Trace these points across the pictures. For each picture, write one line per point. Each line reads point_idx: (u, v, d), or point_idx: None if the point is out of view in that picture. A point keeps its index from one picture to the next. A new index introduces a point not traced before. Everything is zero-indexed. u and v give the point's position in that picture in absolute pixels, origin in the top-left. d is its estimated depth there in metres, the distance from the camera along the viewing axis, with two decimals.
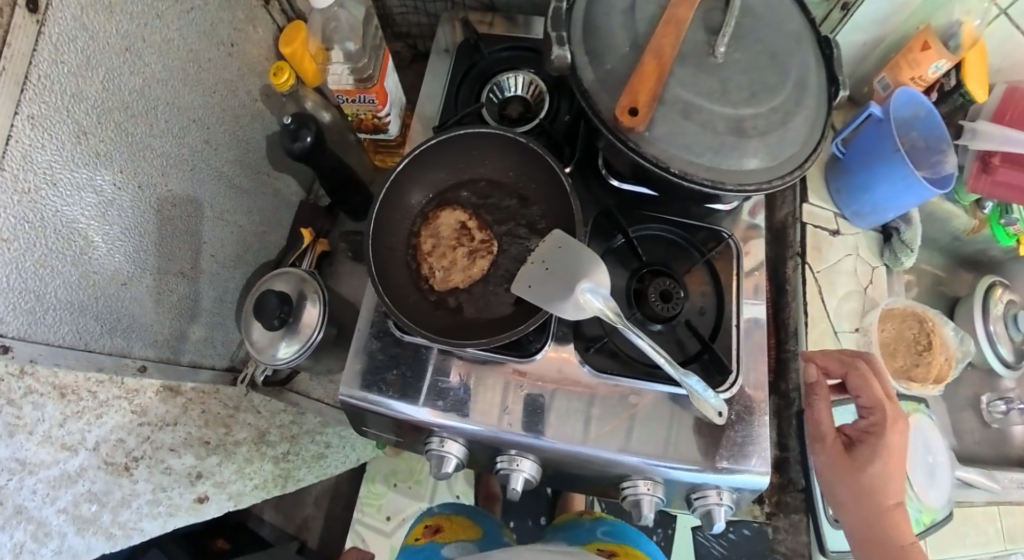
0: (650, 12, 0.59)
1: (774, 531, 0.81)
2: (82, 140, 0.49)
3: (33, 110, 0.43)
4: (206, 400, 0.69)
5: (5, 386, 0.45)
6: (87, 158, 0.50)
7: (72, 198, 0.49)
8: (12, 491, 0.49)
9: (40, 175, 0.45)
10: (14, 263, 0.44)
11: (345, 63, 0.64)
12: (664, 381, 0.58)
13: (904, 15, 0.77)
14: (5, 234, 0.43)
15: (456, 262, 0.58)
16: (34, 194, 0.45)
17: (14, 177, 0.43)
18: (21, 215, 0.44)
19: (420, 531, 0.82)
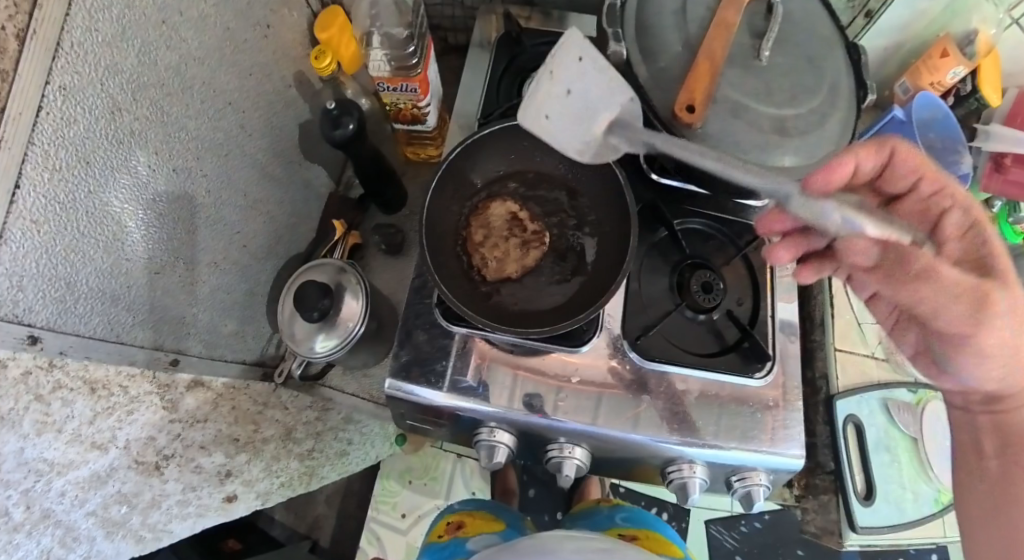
0: (701, 14, 0.60)
1: (803, 513, 0.77)
2: (116, 117, 0.46)
3: (65, 81, 0.40)
4: (237, 395, 0.67)
5: (34, 381, 0.42)
6: (120, 136, 0.47)
7: (105, 179, 0.46)
8: (41, 493, 0.47)
9: (72, 153, 0.42)
10: (43, 247, 0.41)
11: (385, 50, 0.62)
12: (710, 369, 0.59)
13: (924, 23, 0.81)
14: (35, 216, 0.39)
15: (509, 252, 0.57)
16: (66, 174, 0.42)
17: (45, 153, 0.39)
18: (52, 196, 0.41)
19: (443, 529, 0.78)
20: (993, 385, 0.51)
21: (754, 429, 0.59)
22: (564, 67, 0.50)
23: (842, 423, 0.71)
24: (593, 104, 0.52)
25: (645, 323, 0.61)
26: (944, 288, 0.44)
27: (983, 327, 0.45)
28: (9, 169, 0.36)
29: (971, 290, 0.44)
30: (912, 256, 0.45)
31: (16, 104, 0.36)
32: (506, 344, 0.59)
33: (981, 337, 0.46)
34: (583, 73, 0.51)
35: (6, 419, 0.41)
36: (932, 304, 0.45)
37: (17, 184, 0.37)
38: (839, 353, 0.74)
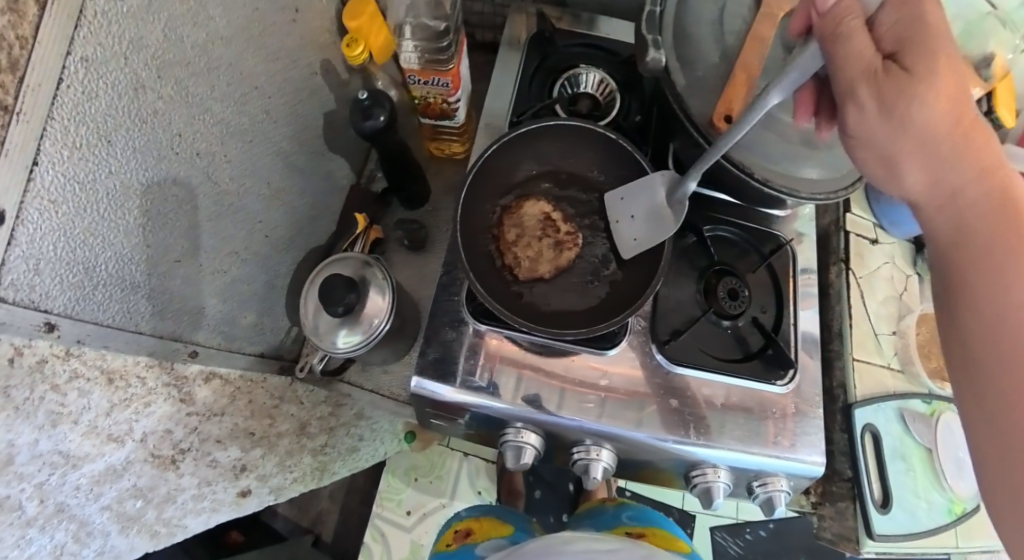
0: (737, 28, 0.58)
1: (819, 519, 0.78)
2: (139, 94, 0.44)
3: (86, 53, 0.38)
4: (254, 389, 0.66)
5: (48, 369, 0.40)
6: (142, 115, 0.45)
7: (128, 159, 0.44)
8: (54, 487, 0.45)
9: (93, 129, 0.40)
10: (61, 230, 0.39)
11: (416, 40, 0.61)
12: (736, 373, 0.60)
13: None
14: (53, 195, 0.38)
15: (543, 253, 0.58)
16: (87, 152, 0.40)
17: (64, 129, 0.37)
18: (71, 174, 0.39)
19: (450, 536, 0.76)
20: (935, 192, 0.42)
21: (777, 438, 0.59)
22: (620, 205, 0.56)
23: (860, 431, 0.72)
24: (653, 209, 0.54)
25: (675, 326, 0.61)
26: (857, 64, 0.39)
27: (894, 76, 0.39)
28: (26, 145, 0.34)
29: (867, 60, 0.39)
30: (840, 31, 0.39)
31: (33, 74, 0.34)
32: (535, 345, 0.59)
33: (907, 101, 0.39)
34: (636, 193, 0.55)
35: (18, 409, 0.38)
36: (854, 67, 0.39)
37: (34, 160, 0.35)
38: (856, 363, 0.75)
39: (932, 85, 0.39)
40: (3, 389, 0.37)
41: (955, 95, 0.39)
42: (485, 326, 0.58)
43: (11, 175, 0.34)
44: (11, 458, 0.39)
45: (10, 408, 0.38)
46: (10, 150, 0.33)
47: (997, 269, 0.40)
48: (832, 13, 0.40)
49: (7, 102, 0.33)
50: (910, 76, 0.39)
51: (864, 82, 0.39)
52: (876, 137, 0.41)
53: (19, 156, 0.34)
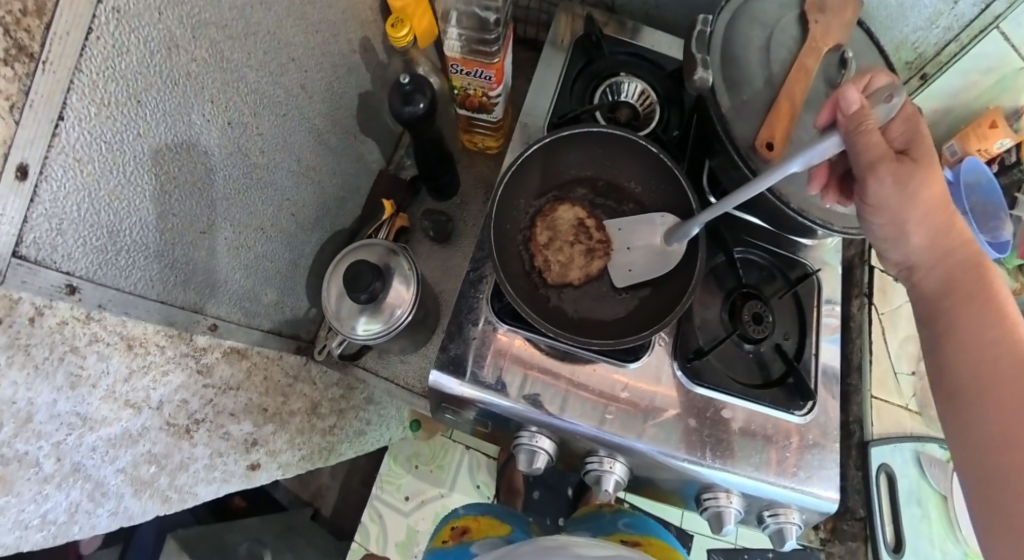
0: (781, 59, 0.59)
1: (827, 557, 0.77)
2: (174, 54, 0.43)
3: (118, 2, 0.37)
4: (270, 366, 0.68)
5: (69, 332, 0.41)
6: (175, 77, 0.44)
7: (157, 122, 0.44)
8: (71, 447, 0.45)
9: (123, 88, 0.39)
10: (86, 190, 0.39)
11: (461, 29, 0.59)
12: (755, 398, 0.60)
13: (973, 93, 0.76)
14: (80, 153, 0.37)
15: (574, 259, 0.58)
16: (116, 111, 0.39)
17: (92, 86, 0.37)
18: (98, 134, 0.38)
19: (447, 533, 0.76)
20: (935, 251, 0.47)
21: (790, 468, 0.59)
22: (621, 234, 0.58)
23: (875, 470, 0.73)
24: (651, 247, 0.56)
25: (699, 345, 0.61)
26: (876, 148, 0.44)
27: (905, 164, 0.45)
28: (52, 98, 0.34)
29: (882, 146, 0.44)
30: (861, 127, 0.43)
31: (61, 21, 0.33)
32: (556, 351, 0.59)
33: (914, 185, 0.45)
34: (638, 225, 0.57)
35: (37, 368, 0.39)
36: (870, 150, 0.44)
37: (61, 115, 0.35)
38: (874, 401, 0.76)
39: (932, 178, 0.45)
40: (24, 348, 0.37)
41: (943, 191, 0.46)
42: (508, 325, 0.59)
43: (35, 129, 0.33)
44: (30, 416, 0.40)
45: (30, 367, 0.38)
46: (36, 101, 0.33)
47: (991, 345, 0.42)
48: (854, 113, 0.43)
49: (34, 50, 0.32)
50: (922, 165, 0.45)
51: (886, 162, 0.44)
52: (887, 209, 0.46)
53: (44, 108, 0.34)
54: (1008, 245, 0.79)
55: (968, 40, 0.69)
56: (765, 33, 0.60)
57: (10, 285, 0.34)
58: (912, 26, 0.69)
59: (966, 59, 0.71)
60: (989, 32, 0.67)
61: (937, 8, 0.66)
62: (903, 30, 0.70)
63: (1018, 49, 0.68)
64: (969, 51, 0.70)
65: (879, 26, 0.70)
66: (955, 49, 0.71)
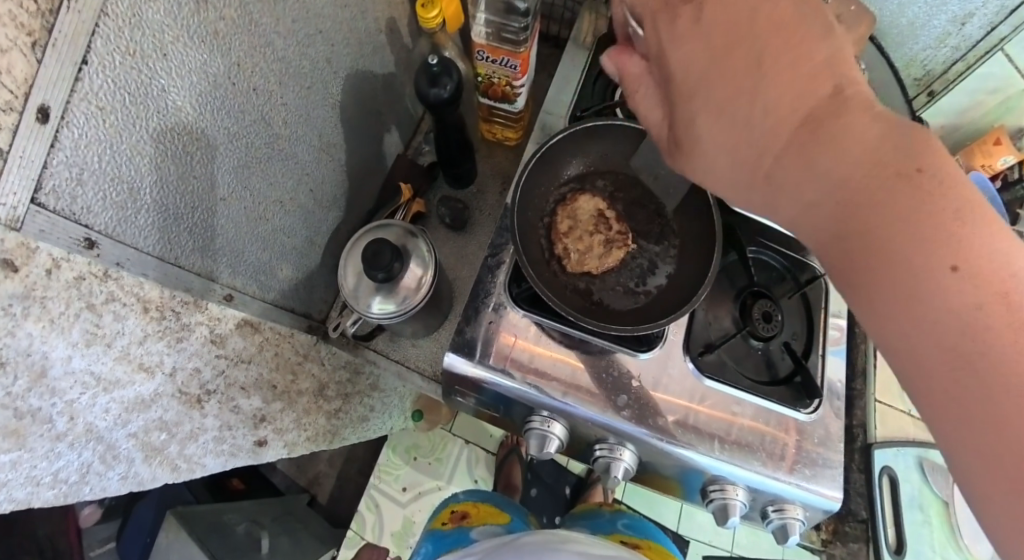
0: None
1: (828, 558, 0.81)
2: (202, 10, 0.44)
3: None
4: (281, 343, 0.66)
5: (86, 287, 0.41)
6: (203, 34, 0.45)
7: (180, 79, 0.44)
8: (85, 407, 0.46)
9: (148, 39, 0.40)
10: (108, 141, 0.39)
11: (489, 15, 0.59)
12: (764, 394, 0.60)
13: (979, 111, 0.78)
14: (103, 101, 0.38)
15: (592, 248, 0.58)
16: (140, 62, 0.40)
17: (117, 33, 0.37)
18: (121, 83, 0.39)
19: (447, 516, 0.75)
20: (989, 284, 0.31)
21: (795, 466, 0.59)
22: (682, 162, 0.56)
23: (878, 472, 0.75)
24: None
25: (708, 340, 0.62)
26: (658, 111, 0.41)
27: (781, 145, 0.36)
28: (76, 40, 0.34)
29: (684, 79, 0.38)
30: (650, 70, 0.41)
31: None
32: (572, 341, 0.60)
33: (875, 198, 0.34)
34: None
35: (53, 323, 0.40)
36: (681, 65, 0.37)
37: (85, 59, 0.36)
38: (878, 406, 0.77)
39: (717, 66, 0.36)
40: (40, 301, 0.38)
41: (803, 119, 0.35)
42: (523, 311, 0.59)
43: (57, 70, 0.34)
44: (45, 371, 0.41)
45: (46, 321, 0.39)
46: (60, 41, 0.34)
47: (994, 405, 0.30)
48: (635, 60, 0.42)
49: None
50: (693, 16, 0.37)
51: (723, 173, 0.39)
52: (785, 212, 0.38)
53: (68, 49, 0.34)
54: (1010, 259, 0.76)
55: (974, 60, 0.71)
56: None
57: (28, 231, 0.35)
58: (922, 44, 0.72)
59: (973, 79, 0.74)
60: (994, 54, 0.69)
61: (946, 26, 0.69)
62: (913, 48, 0.73)
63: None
64: (975, 70, 0.72)
65: (890, 43, 0.73)
66: (962, 67, 0.73)
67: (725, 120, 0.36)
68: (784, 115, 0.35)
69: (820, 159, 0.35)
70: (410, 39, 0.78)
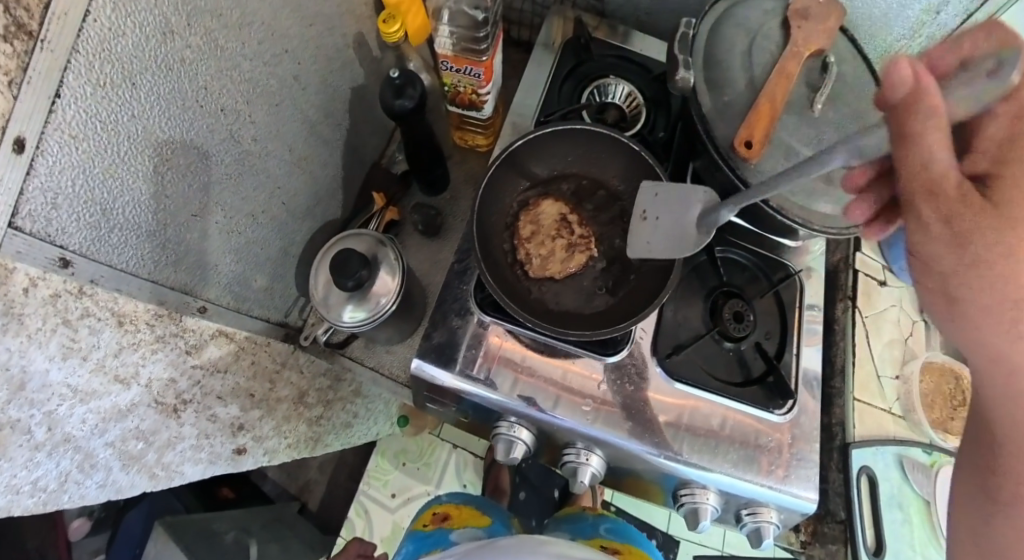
0: (764, 64, 0.60)
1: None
2: (169, 40, 0.45)
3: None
4: (257, 351, 0.68)
5: (61, 303, 0.42)
6: (171, 61, 0.46)
7: (150, 104, 0.45)
8: (63, 417, 0.47)
9: (118, 69, 0.41)
10: (81, 166, 0.40)
11: (453, 27, 0.61)
12: (734, 396, 0.60)
13: None
14: (76, 130, 0.39)
15: (554, 252, 0.59)
16: (112, 92, 0.41)
17: (90, 65, 0.38)
18: (93, 112, 0.40)
19: (428, 518, 0.75)
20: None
21: (765, 464, 0.60)
22: (655, 216, 0.54)
23: (856, 471, 0.74)
24: (683, 201, 0.52)
25: (678, 341, 0.62)
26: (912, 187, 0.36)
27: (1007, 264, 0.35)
28: (50, 75, 0.36)
29: (935, 175, 0.35)
30: (910, 131, 0.35)
31: (60, 2, 0.35)
32: (539, 345, 0.60)
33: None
34: (675, 201, 0.53)
35: (30, 337, 0.41)
36: (929, 172, 0.35)
37: (58, 92, 0.37)
38: (857, 403, 0.77)
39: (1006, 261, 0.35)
40: (17, 316, 0.39)
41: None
42: (489, 316, 0.60)
43: (33, 105, 0.35)
44: (24, 383, 0.42)
45: (23, 335, 0.41)
46: (34, 78, 0.35)
47: None
48: (907, 97, 0.35)
49: (33, 29, 0.34)
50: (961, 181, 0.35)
51: (939, 251, 0.37)
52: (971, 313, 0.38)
53: (42, 85, 0.35)
54: None
55: None
56: (748, 37, 0.62)
57: (5, 254, 0.36)
58: (898, 33, 0.72)
59: None
60: None
61: (922, 17, 0.69)
62: (889, 39, 0.73)
63: None
64: None
65: (867, 36, 0.73)
66: None
67: (1011, 279, 0.35)
68: (999, 226, 0.35)
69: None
70: (379, 51, 0.79)
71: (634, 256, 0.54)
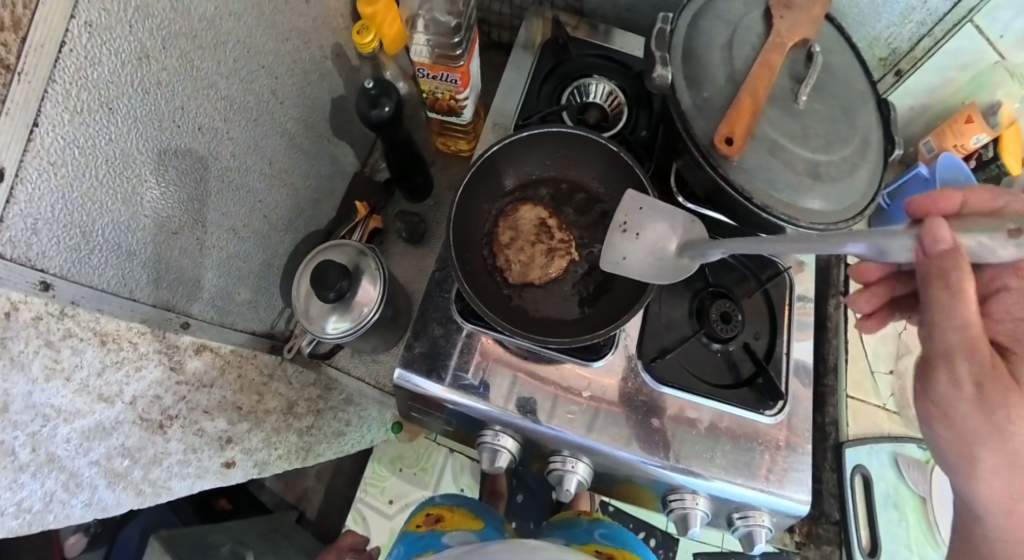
0: (746, 58, 0.60)
1: None
2: (145, 63, 0.45)
3: (90, 17, 0.39)
4: (244, 364, 0.69)
5: (44, 325, 0.42)
6: (147, 85, 0.46)
7: (128, 128, 0.45)
8: (47, 437, 0.47)
9: (95, 95, 0.41)
10: (60, 192, 0.40)
11: (430, 35, 0.61)
12: (721, 398, 0.60)
13: (950, 90, 0.76)
14: (54, 156, 0.39)
15: (535, 258, 0.59)
16: (89, 117, 0.41)
17: (66, 93, 0.39)
18: (71, 138, 0.40)
19: (421, 519, 0.75)
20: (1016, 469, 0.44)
21: (755, 466, 0.59)
22: (635, 219, 0.54)
23: (850, 472, 0.73)
24: (666, 213, 0.54)
25: (663, 345, 0.62)
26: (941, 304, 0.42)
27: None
28: (28, 105, 0.36)
29: (975, 336, 0.42)
30: (953, 286, 0.41)
31: (36, 34, 0.35)
32: (521, 350, 0.60)
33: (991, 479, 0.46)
34: (655, 226, 0.54)
35: (14, 360, 0.41)
36: (962, 335, 0.42)
37: (35, 121, 0.37)
38: (850, 402, 0.76)
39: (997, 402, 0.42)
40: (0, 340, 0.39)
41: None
42: (471, 325, 0.59)
43: (11, 134, 0.35)
44: (7, 406, 0.42)
45: (6, 359, 0.40)
46: (13, 109, 0.35)
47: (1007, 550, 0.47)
48: (939, 257, 0.40)
49: (11, 62, 0.34)
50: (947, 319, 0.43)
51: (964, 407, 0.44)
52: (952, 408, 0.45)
53: (20, 115, 0.35)
54: None
55: (942, 35, 0.69)
56: (728, 32, 0.61)
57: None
58: (886, 23, 0.69)
59: (942, 56, 0.71)
60: (963, 26, 0.67)
61: (909, 3, 0.66)
62: (876, 27, 0.70)
63: (995, 44, 0.69)
64: (943, 46, 0.70)
65: (851, 23, 0.70)
66: (929, 44, 0.70)
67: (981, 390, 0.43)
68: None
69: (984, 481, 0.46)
70: (359, 60, 0.79)
71: (603, 267, 0.55)
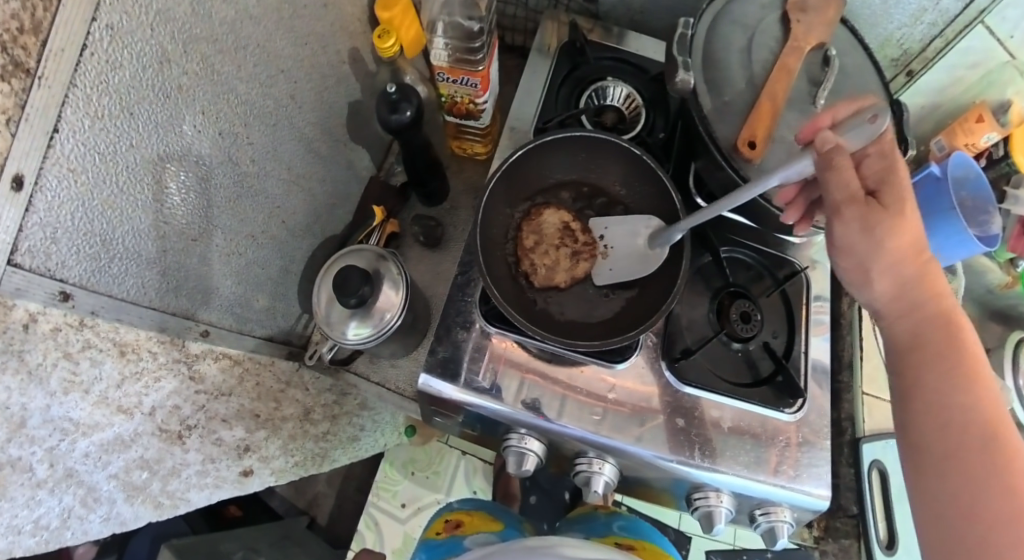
0: (764, 61, 0.60)
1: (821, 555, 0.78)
2: (165, 68, 0.44)
3: (111, 20, 0.38)
4: (261, 371, 0.69)
5: (61, 337, 0.41)
6: (167, 90, 0.45)
7: (148, 133, 0.44)
8: (65, 452, 0.46)
9: (115, 101, 0.40)
10: (80, 199, 0.39)
11: (447, 39, 0.60)
12: (745, 398, 0.60)
13: (960, 88, 0.77)
14: (74, 164, 0.38)
15: (559, 262, 0.59)
16: (109, 123, 0.40)
17: (86, 98, 0.38)
18: (91, 144, 0.39)
19: (440, 526, 0.72)
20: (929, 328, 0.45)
21: (778, 465, 0.59)
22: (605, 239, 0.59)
23: (867, 467, 0.74)
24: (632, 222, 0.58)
25: (686, 346, 0.62)
26: (846, 187, 0.43)
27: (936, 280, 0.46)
28: (47, 111, 0.35)
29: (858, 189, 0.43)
30: (836, 166, 0.42)
31: (56, 38, 0.34)
32: (545, 354, 0.60)
33: (921, 376, 0.45)
34: (623, 229, 0.58)
35: (31, 374, 0.40)
36: (845, 191, 0.43)
37: (56, 127, 0.36)
38: (866, 397, 0.78)
39: (922, 276, 0.45)
40: (17, 353, 0.38)
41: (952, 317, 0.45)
42: (496, 328, 0.59)
43: (30, 141, 0.34)
44: (24, 421, 0.41)
45: (24, 372, 0.39)
46: (31, 115, 0.34)
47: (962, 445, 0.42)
48: (829, 152, 0.42)
49: (30, 65, 0.33)
50: (887, 213, 0.43)
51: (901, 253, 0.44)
52: (857, 255, 0.45)
53: (39, 121, 0.35)
54: (998, 239, 0.64)
55: (953, 36, 0.70)
56: (746, 34, 0.61)
57: (5, 291, 0.35)
58: (897, 24, 0.71)
59: (952, 55, 0.72)
60: (974, 27, 0.68)
61: (920, 5, 0.67)
62: (888, 28, 0.71)
63: (1004, 44, 0.69)
64: (954, 46, 0.71)
65: (863, 25, 0.71)
66: (940, 44, 0.72)
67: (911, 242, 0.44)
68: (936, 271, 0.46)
69: (931, 371, 0.44)
70: (374, 65, 0.78)
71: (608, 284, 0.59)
